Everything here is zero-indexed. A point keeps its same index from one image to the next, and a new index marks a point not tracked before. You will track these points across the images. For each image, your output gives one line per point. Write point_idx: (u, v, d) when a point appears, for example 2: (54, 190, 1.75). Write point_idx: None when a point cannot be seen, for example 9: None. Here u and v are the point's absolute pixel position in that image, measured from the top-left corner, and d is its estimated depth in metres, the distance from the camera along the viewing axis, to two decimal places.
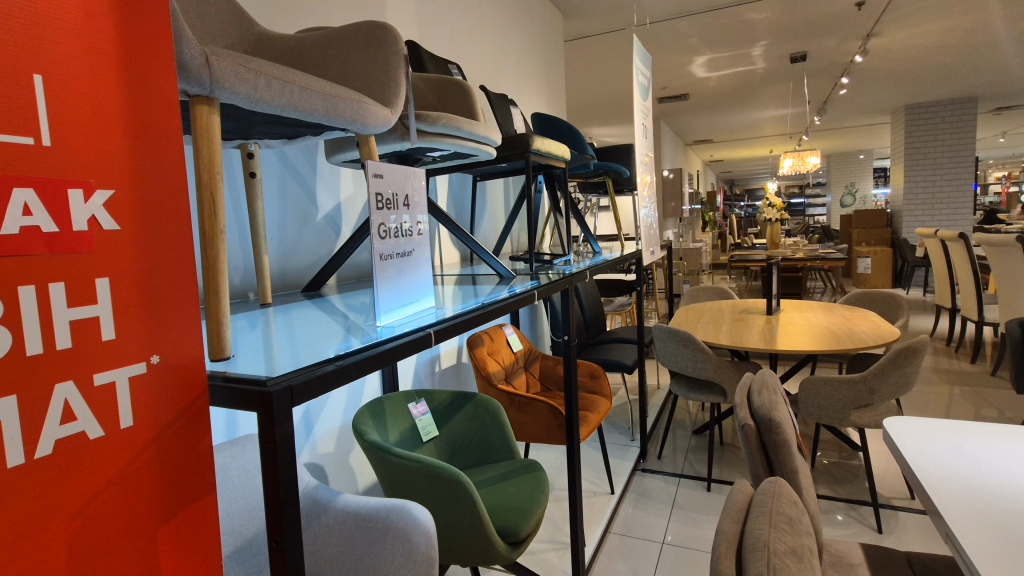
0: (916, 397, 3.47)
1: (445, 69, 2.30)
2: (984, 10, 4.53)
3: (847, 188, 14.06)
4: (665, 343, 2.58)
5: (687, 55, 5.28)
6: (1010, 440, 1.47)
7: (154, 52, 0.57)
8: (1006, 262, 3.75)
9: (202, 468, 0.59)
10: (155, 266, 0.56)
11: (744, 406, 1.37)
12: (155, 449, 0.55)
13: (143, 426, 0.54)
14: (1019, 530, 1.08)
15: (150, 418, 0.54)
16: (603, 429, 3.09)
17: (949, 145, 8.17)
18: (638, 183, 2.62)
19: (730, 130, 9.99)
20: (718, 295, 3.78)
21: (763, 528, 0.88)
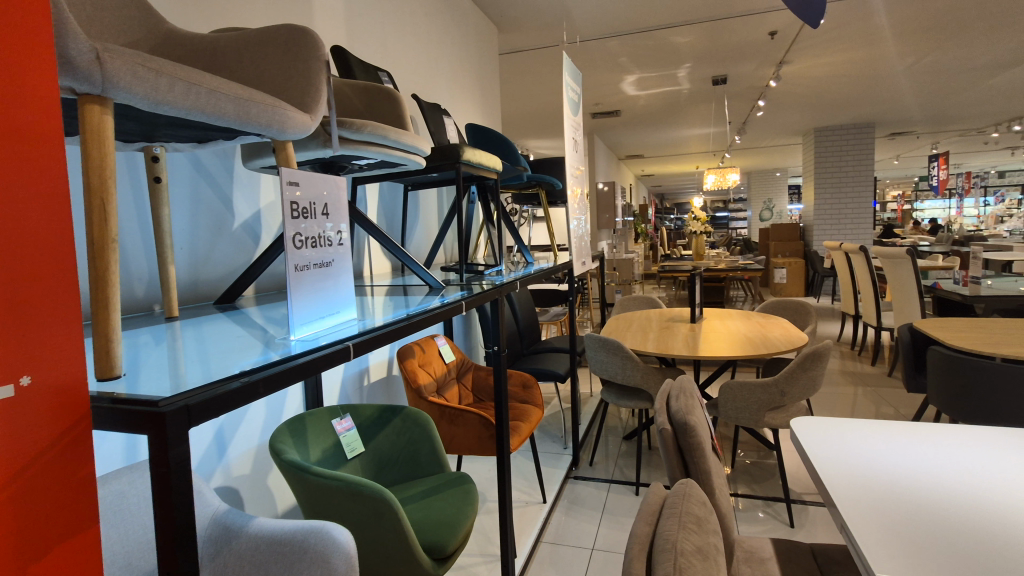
0: (822, 398, 3.75)
1: (374, 77, 2.27)
2: (878, 45, 5.02)
3: (765, 204, 15.08)
4: (597, 351, 2.64)
5: (618, 73, 5.48)
6: (899, 436, 1.62)
7: (28, 44, 0.52)
8: (898, 273, 4.13)
9: (84, 499, 0.55)
10: (27, 281, 0.51)
11: (663, 411, 1.42)
12: (27, 478, 0.49)
13: (12, 454, 0.48)
14: (902, 520, 1.19)
15: (22, 444, 0.49)
16: (536, 438, 3.12)
17: (852, 165, 8.96)
18: (569, 194, 2.68)
19: (660, 146, 10.45)
20: (648, 304, 3.92)
21: (673, 529, 0.91)
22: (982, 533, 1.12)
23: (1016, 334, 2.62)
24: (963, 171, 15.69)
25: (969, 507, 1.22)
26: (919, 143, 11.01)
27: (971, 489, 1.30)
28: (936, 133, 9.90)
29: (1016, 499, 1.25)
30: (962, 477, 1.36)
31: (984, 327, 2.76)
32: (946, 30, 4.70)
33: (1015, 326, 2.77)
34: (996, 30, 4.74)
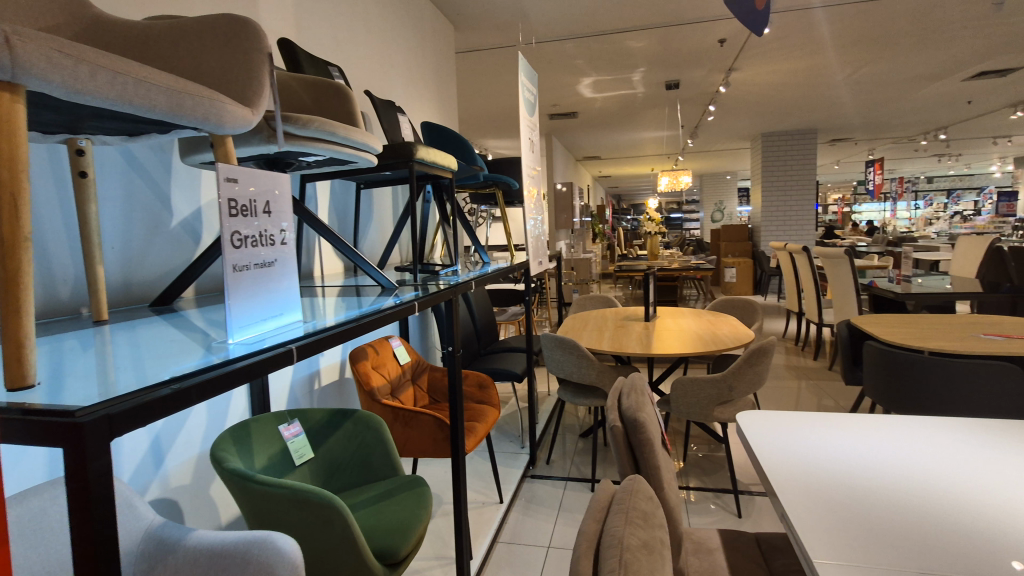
0: (768, 392, 3.91)
1: (324, 71, 2.21)
2: (818, 55, 5.27)
3: (716, 206, 15.61)
4: (553, 350, 2.66)
5: (575, 75, 5.54)
6: (835, 427, 1.70)
7: None
8: (837, 272, 4.35)
9: (2, 515, 0.50)
10: None
11: (614, 409, 1.44)
12: None
13: None
14: (838, 507, 1.25)
15: None
16: (493, 438, 3.11)
17: (796, 170, 9.40)
18: (526, 194, 2.69)
19: (616, 148, 10.64)
20: (603, 303, 3.99)
21: (620, 525, 0.92)
22: (908, 518, 1.19)
23: (942, 329, 2.81)
24: (896, 176, 16.72)
25: (897, 493, 1.30)
26: (857, 149, 11.65)
27: (898, 475, 1.38)
28: (872, 140, 10.50)
29: (937, 484, 1.33)
30: (891, 465, 1.44)
31: (913, 323, 2.94)
32: (880, 42, 4.99)
33: (940, 322, 2.96)
34: (924, 44, 5.06)
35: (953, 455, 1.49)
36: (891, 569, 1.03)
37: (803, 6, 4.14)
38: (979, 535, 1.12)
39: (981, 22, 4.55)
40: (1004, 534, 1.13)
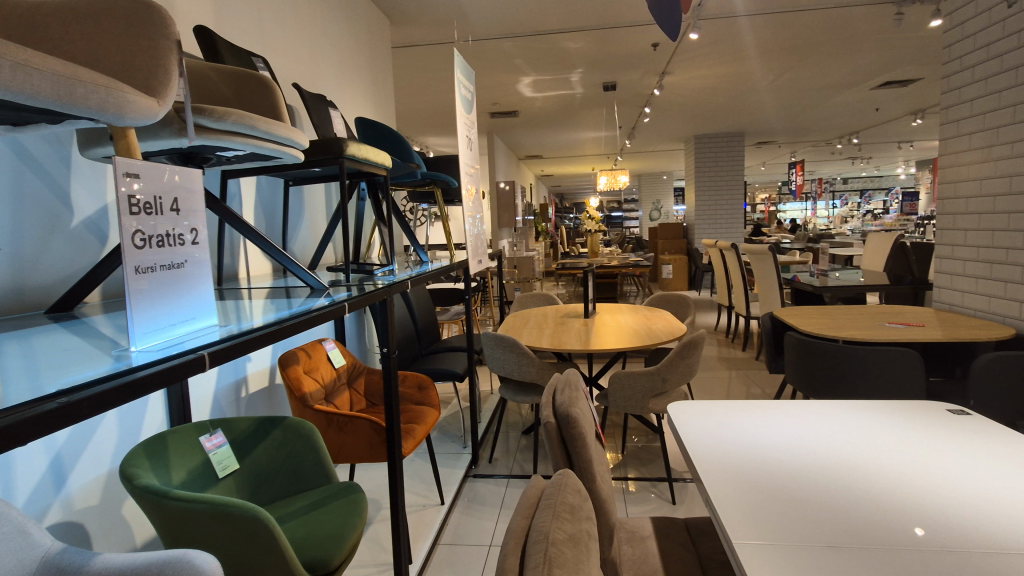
0: (701, 383, 4.08)
1: (247, 63, 2.10)
2: (743, 61, 5.56)
3: (653, 205, 16.16)
4: (493, 349, 2.66)
5: (514, 73, 5.57)
6: (756, 414, 1.80)
7: None
8: (763, 267, 4.61)
9: None
10: None
11: (548, 405, 1.46)
12: None
13: None
14: (757, 489, 1.31)
15: None
16: (435, 439, 3.08)
17: (726, 171, 9.88)
18: (464, 193, 2.67)
19: (557, 148, 10.79)
20: (544, 300, 4.03)
21: (547, 520, 0.92)
22: (820, 495, 1.28)
23: (852, 319, 3.03)
24: (816, 177, 17.93)
25: (811, 473, 1.38)
26: (781, 151, 12.39)
27: (812, 456, 1.48)
28: (794, 143, 11.19)
29: (844, 463, 1.43)
30: (806, 447, 1.53)
31: (827, 314, 3.16)
32: (798, 51, 5.32)
33: (852, 312, 3.19)
34: (837, 54, 5.45)
35: (860, 435, 1.61)
36: (805, 543, 1.10)
37: (729, 14, 4.35)
38: (881, 508, 1.22)
39: (885, 35, 4.94)
40: (902, 505, 1.23)
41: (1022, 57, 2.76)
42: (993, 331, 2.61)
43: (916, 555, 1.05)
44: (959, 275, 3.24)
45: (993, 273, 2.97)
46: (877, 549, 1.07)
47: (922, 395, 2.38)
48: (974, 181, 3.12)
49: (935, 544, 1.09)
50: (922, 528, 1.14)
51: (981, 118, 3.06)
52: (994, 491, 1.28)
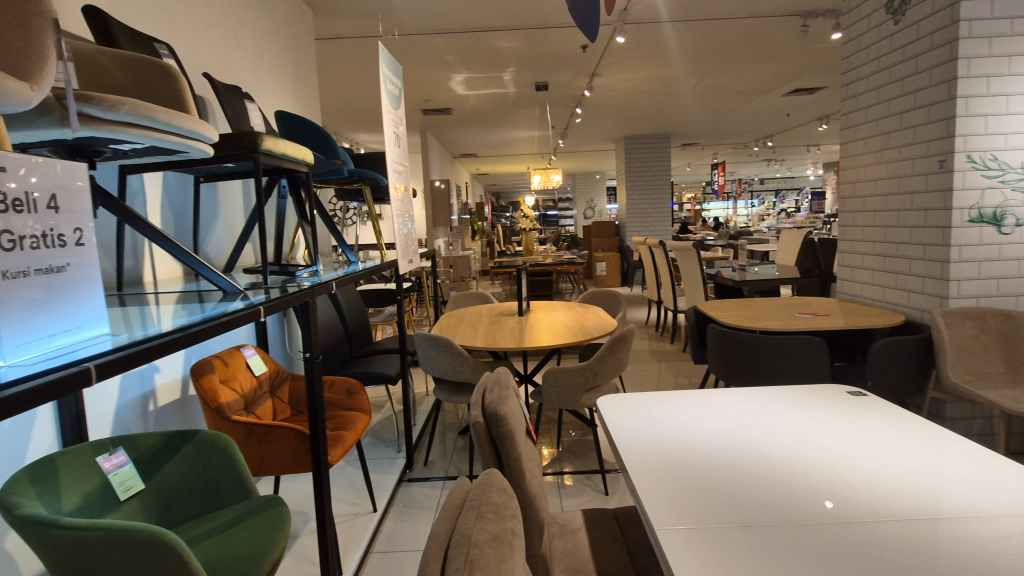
0: (632, 376, 4.22)
1: (148, 49, 1.94)
2: (667, 66, 5.79)
3: (587, 204, 16.54)
4: (427, 350, 2.62)
5: (445, 70, 5.51)
6: (680, 404, 1.87)
7: None
8: (688, 263, 4.83)
9: None
10: None
11: (478, 406, 1.44)
12: None
13: None
14: (678, 475, 1.37)
15: None
16: (368, 445, 2.99)
17: (655, 170, 10.27)
18: (392, 191, 2.60)
19: (492, 146, 10.80)
20: (480, 299, 4.01)
21: (470, 521, 0.91)
22: (736, 478, 1.35)
23: (767, 310, 3.23)
24: (735, 178, 19.03)
25: (728, 457, 1.46)
26: (705, 153, 13.06)
27: (730, 441, 1.55)
28: (716, 145, 11.82)
29: (759, 446, 1.52)
30: (723, 433, 1.61)
31: (745, 306, 3.36)
32: (717, 58, 5.61)
33: (767, 304, 3.41)
34: (751, 62, 5.80)
35: (773, 419, 1.72)
36: (721, 525, 1.16)
37: (653, 19, 4.51)
38: (790, 486, 1.30)
39: (793, 45, 5.32)
40: (809, 482, 1.32)
41: (907, 70, 3.05)
42: (886, 319, 2.87)
43: (821, 528, 1.13)
44: (859, 268, 3.54)
45: (887, 266, 3.27)
46: (786, 525, 1.14)
47: (828, 379, 2.57)
48: (869, 182, 3.42)
49: (838, 515, 1.18)
50: (830, 502, 1.23)
51: (874, 125, 3.36)
52: (885, 464, 1.40)
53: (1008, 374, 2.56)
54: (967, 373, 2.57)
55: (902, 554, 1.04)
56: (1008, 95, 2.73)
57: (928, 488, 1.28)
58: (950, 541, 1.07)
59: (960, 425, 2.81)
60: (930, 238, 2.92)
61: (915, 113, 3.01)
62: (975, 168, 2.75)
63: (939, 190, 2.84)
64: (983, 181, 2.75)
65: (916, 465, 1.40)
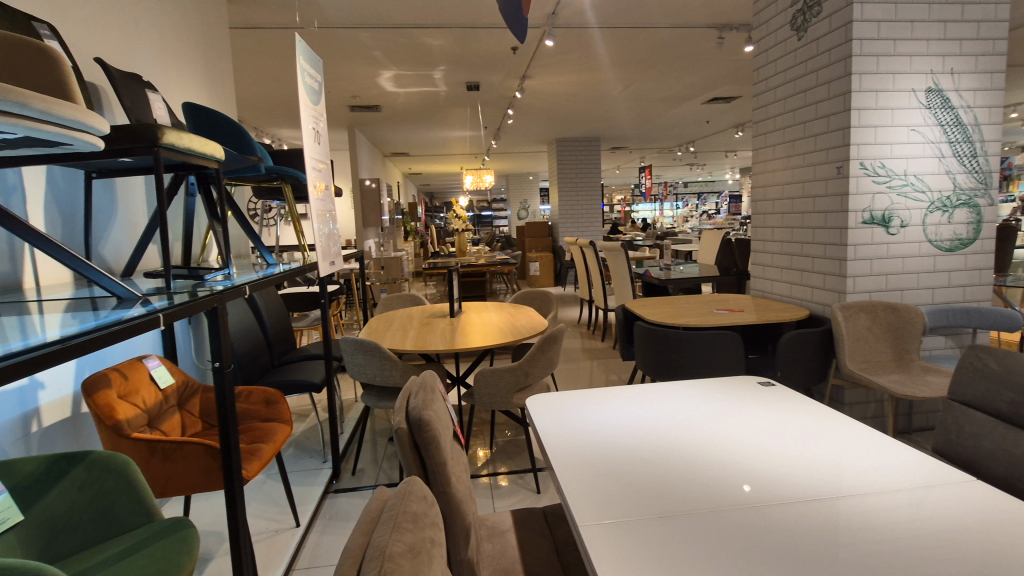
0: (564, 375, 4.29)
1: (24, 27, 1.73)
2: (594, 71, 5.95)
3: (521, 204, 16.69)
4: (354, 355, 2.53)
5: (373, 66, 5.36)
6: (604, 400, 1.92)
7: None
8: (616, 262, 4.98)
9: None
10: None
11: (401, 411, 1.39)
12: None
13: None
14: (603, 470, 1.40)
15: None
16: (291, 457, 2.84)
17: (585, 172, 10.53)
18: (313, 190, 2.49)
19: (425, 145, 10.64)
20: (411, 301, 3.94)
21: (385, 533, 0.87)
22: (659, 468, 1.40)
23: (689, 307, 3.39)
24: (662, 180, 19.90)
25: (651, 449, 1.51)
26: (633, 156, 13.56)
27: (651, 435, 1.61)
28: (643, 149, 12.32)
29: (679, 437, 1.59)
30: (645, 426, 1.67)
31: (669, 304, 3.51)
32: (641, 65, 5.83)
33: (688, 301, 3.58)
34: (672, 70, 6.08)
35: (691, 411, 1.80)
36: (641, 518, 1.19)
37: (581, 25, 4.61)
38: (706, 476, 1.36)
39: (710, 56, 5.63)
40: (727, 469, 1.39)
41: (809, 83, 3.30)
42: (793, 313, 3.09)
43: (739, 512, 1.20)
44: (769, 266, 3.80)
45: (793, 264, 3.53)
46: (702, 514, 1.19)
47: (742, 371, 2.73)
48: (777, 186, 3.67)
49: (754, 497, 1.26)
50: (748, 485, 1.31)
51: (781, 133, 3.61)
52: (790, 448, 1.51)
53: (895, 360, 2.83)
54: (860, 361, 2.82)
55: (808, 532, 1.11)
56: (893, 109, 3.03)
57: (830, 468, 1.39)
58: (846, 517, 1.16)
59: (857, 409, 3.07)
60: (830, 238, 3.18)
61: (816, 123, 3.27)
62: (867, 174, 3.02)
63: (837, 195, 3.10)
64: (873, 186, 3.03)
65: (818, 449, 1.50)
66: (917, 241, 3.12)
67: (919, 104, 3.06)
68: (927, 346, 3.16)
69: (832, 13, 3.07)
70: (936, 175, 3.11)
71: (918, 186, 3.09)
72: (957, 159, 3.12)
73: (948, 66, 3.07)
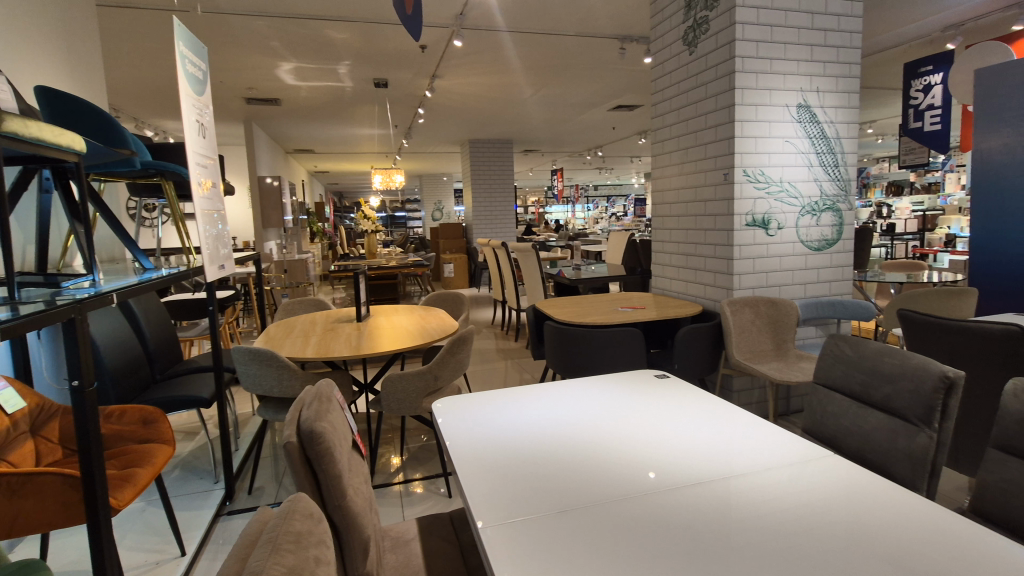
0: (477, 376, 4.29)
1: None
2: (503, 74, 6.02)
3: (435, 205, 16.50)
4: (248, 365, 2.36)
5: (269, 57, 5.05)
6: (514, 400, 1.94)
7: None
8: (528, 263, 5.07)
9: None
10: None
11: (292, 423, 1.30)
12: None
13: None
14: (512, 469, 1.41)
15: None
16: (177, 480, 2.59)
17: (498, 174, 10.62)
18: (196, 187, 2.28)
19: (332, 143, 10.20)
20: (315, 306, 3.75)
21: (263, 557, 0.81)
22: (567, 464, 1.44)
23: (595, 306, 3.52)
24: (573, 183, 20.56)
25: (561, 445, 1.55)
26: (545, 159, 13.88)
27: (558, 432, 1.64)
28: (554, 152, 12.65)
29: (587, 432, 1.64)
30: (553, 423, 1.71)
31: (577, 303, 3.62)
32: (549, 70, 5.98)
33: (594, 300, 3.72)
34: (578, 77, 6.30)
35: (597, 407, 1.86)
36: (541, 515, 1.20)
37: (490, 27, 4.64)
38: (605, 468, 1.41)
39: (614, 65, 5.90)
40: (633, 459, 1.46)
41: (700, 94, 3.55)
42: (689, 309, 3.32)
43: (642, 499, 1.26)
44: (668, 266, 4.04)
45: (689, 264, 3.77)
46: (606, 504, 1.24)
47: (643, 365, 2.88)
48: (673, 191, 3.92)
49: (657, 484, 1.33)
50: (654, 472, 1.38)
51: (676, 140, 3.85)
52: (690, 436, 1.60)
53: (775, 350, 3.12)
54: (746, 352, 3.08)
55: (702, 513, 1.19)
56: (771, 122, 3.34)
57: (723, 452, 1.50)
58: (733, 496, 1.25)
59: (744, 396, 3.35)
60: (719, 238, 3.44)
61: (706, 132, 3.52)
62: (749, 181, 3.30)
63: (724, 199, 3.36)
64: (754, 192, 3.33)
65: (706, 435, 1.61)
66: (792, 242, 3.46)
67: (792, 118, 3.40)
68: (802, 335, 3.52)
69: (718, 31, 3.32)
70: (806, 182, 3.47)
71: (792, 192, 3.44)
72: (823, 168, 3.50)
73: (815, 85, 3.43)
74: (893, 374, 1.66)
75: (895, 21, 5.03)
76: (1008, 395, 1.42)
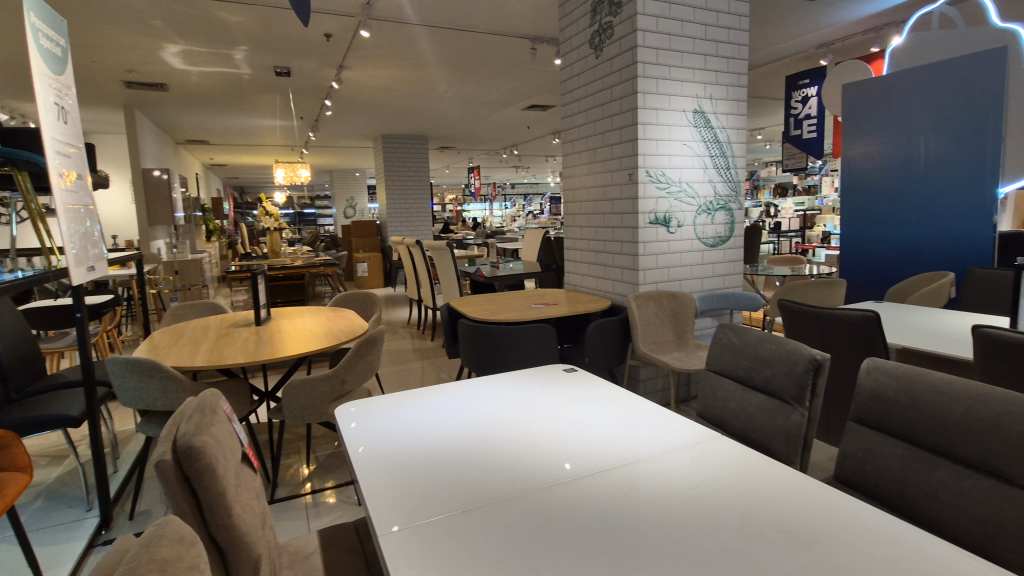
0: (390, 377, 4.18)
1: None
2: (414, 68, 5.91)
3: (347, 202, 15.88)
4: (125, 377, 2.14)
5: (151, 37, 4.59)
6: (426, 400, 1.90)
7: None
8: (442, 261, 5.02)
9: None
10: None
11: (167, 440, 1.18)
12: None
13: None
14: (423, 470, 1.38)
15: None
16: (39, 512, 2.29)
17: (412, 170, 10.42)
18: (56, 179, 2.02)
19: (230, 134, 9.48)
20: (209, 309, 3.47)
21: None
22: (481, 460, 1.43)
23: (509, 303, 3.55)
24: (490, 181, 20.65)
25: (473, 443, 1.54)
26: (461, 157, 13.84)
27: (472, 429, 1.63)
28: (470, 150, 12.65)
29: (501, 428, 1.64)
30: (465, 421, 1.70)
31: (490, 301, 3.64)
32: (461, 67, 5.95)
33: (508, 297, 3.76)
34: (491, 75, 6.33)
35: (511, 402, 1.87)
36: (447, 515, 1.18)
37: (399, 20, 4.54)
38: (517, 462, 1.42)
39: (526, 64, 5.98)
40: (547, 452, 1.48)
41: (606, 97, 3.69)
42: (598, 304, 3.44)
43: (552, 489, 1.28)
44: (579, 262, 4.16)
45: (599, 260, 3.91)
46: (517, 497, 1.25)
47: (554, 360, 2.95)
48: (583, 190, 4.04)
49: (569, 474, 1.36)
50: (568, 463, 1.41)
51: (585, 141, 3.98)
52: (601, 426, 1.65)
53: (676, 340, 3.31)
54: (650, 343, 3.25)
55: (608, 498, 1.24)
56: (670, 125, 3.54)
57: (631, 439, 1.56)
58: (640, 481, 1.31)
59: (650, 385, 3.54)
60: (625, 235, 3.59)
61: (612, 133, 3.67)
62: (651, 181, 3.49)
63: (629, 198, 3.52)
64: (656, 192, 3.51)
65: (611, 424, 1.68)
66: (690, 239, 3.69)
67: (689, 123, 3.62)
68: (699, 326, 3.78)
69: (621, 36, 3.47)
70: (702, 183, 3.72)
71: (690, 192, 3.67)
72: (717, 170, 3.77)
73: (709, 92, 3.68)
74: (772, 358, 1.81)
75: (777, 37, 5.54)
76: (864, 372, 1.59)
